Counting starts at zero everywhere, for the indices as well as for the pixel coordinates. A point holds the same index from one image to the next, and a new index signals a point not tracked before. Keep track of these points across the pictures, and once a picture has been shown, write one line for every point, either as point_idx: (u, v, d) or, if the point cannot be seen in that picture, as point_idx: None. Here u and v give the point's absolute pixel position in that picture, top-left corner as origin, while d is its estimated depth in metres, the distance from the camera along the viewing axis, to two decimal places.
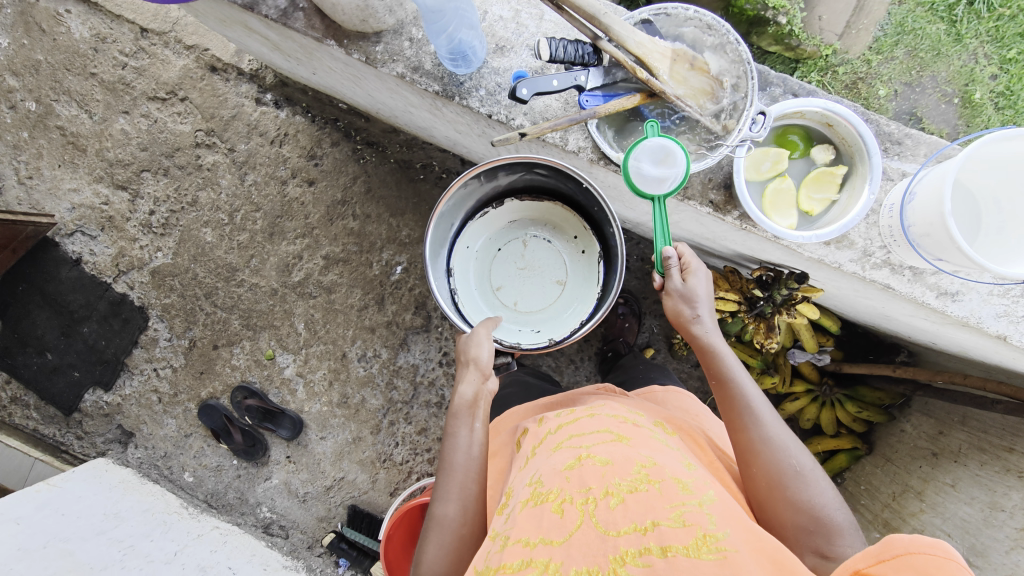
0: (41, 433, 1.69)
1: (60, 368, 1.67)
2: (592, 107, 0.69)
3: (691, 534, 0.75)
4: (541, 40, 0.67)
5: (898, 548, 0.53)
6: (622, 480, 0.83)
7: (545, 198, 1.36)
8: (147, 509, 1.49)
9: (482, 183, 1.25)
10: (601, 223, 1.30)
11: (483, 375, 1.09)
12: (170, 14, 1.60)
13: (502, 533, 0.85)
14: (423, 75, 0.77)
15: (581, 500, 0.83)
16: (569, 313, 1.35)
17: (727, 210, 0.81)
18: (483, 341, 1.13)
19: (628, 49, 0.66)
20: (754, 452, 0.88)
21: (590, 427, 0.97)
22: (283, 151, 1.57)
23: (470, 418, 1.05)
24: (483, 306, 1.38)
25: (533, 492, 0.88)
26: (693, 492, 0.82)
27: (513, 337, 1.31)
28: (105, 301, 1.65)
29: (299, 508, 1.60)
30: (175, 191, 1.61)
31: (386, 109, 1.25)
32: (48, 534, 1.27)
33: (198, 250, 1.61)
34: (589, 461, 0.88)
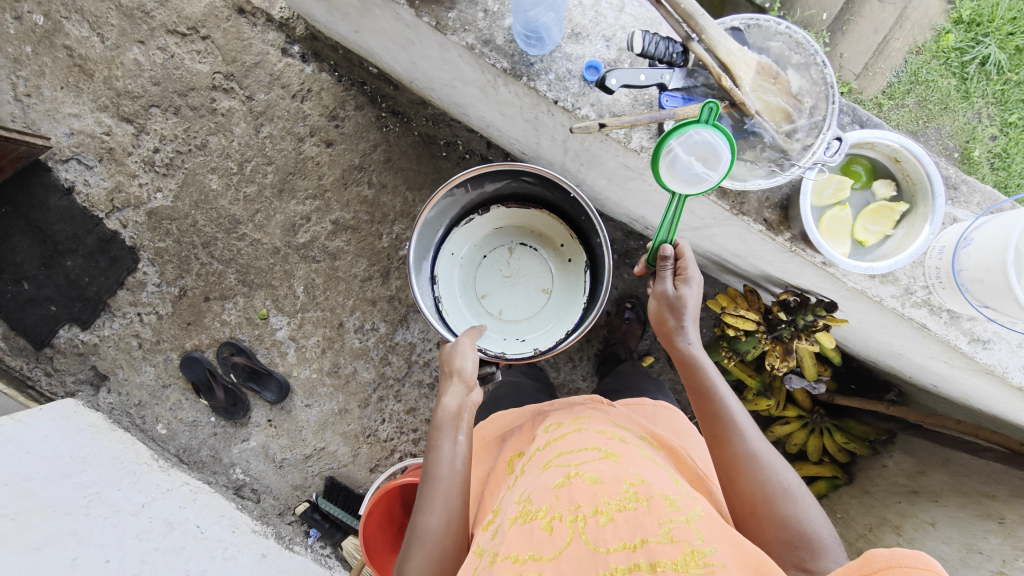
0: (6, 364, 1.61)
1: (35, 300, 1.59)
2: (671, 108, 0.71)
3: (679, 550, 0.68)
4: (636, 32, 0.69)
5: (879, 563, 0.52)
6: (612, 499, 0.78)
7: (532, 205, 1.36)
8: (116, 457, 1.44)
9: (468, 191, 1.26)
10: (588, 233, 1.31)
11: (466, 384, 1.05)
12: None
13: (490, 551, 0.79)
14: (493, 50, 0.75)
15: (570, 518, 0.77)
16: (553, 322, 1.37)
17: (780, 229, 0.81)
18: (467, 348, 1.09)
19: (717, 55, 0.66)
20: (737, 468, 0.87)
21: (578, 445, 0.93)
22: (304, 107, 1.52)
23: (453, 430, 1.01)
24: (468, 315, 1.38)
25: (522, 509, 0.82)
26: (679, 506, 0.76)
27: (498, 346, 1.32)
28: (94, 235, 1.57)
29: (274, 473, 1.57)
30: (183, 132, 1.54)
31: (424, 80, 1.21)
32: (11, 471, 1.21)
33: (201, 196, 1.55)
34: (578, 479, 0.84)
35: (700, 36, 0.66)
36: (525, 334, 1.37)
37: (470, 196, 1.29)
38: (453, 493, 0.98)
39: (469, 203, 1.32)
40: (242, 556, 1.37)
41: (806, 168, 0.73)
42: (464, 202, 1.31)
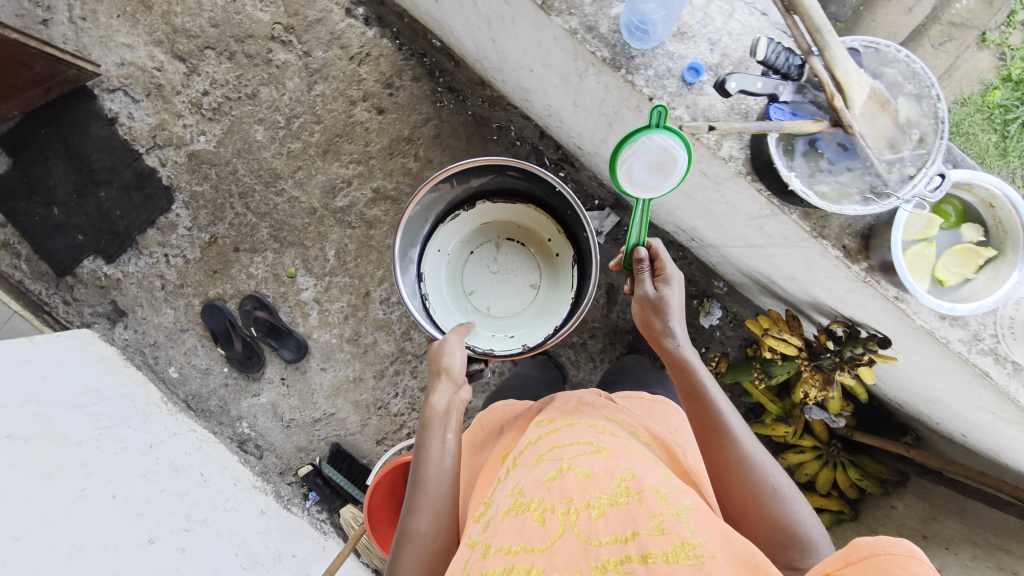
0: (26, 287, 1.60)
1: (63, 226, 1.57)
2: (777, 121, 0.65)
3: (669, 541, 0.64)
4: (761, 39, 0.61)
5: (865, 551, 0.46)
6: (603, 494, 0.75)
7: (517, 200, 1.34)
8: (127, 394, 1.43)
9: (451, 188, 1.25)
10: (574, 227, 1.30)
11: (455, 382, 1.04)
12: None
13: (479, 543, 0.75)
14: (596, 38, 0.72)
15: (562, 510, 0.74)
16: (541, 317, 1.34)
17: (858, 258, 0.74)
18: (455, 347, 1.08)
19: (835, 74, 0.60)
20: (726, 468, 0.80)
21: (570, 439, 0.89)
22: (361, 71, 1.50)
23: (443, 429, 1.00)
24: (455, 312, 1.36)
25: (514, 502, 0.78)
26: (669, 498, 0.73)
27: (484, 342, 1.29)
28: (132, 170, 1.55)
29: (280, 432, 1.56)
30: (235, 79, 1.52)
31: (492, 60, 1.19)
32: (26, 393, 1.20)
33: (244, 146, 1.53)
34: (569, 472, 0.80)
35: (823, 53, 0.59)
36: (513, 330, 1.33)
37: (457, 193, 1.28)
38: (443, 492, 0.95)
39: (454, 199, 1.31)
40: (241, 509, 1.38)
41: (904, 202, 0.66)
42: (449, 197, 1.30)
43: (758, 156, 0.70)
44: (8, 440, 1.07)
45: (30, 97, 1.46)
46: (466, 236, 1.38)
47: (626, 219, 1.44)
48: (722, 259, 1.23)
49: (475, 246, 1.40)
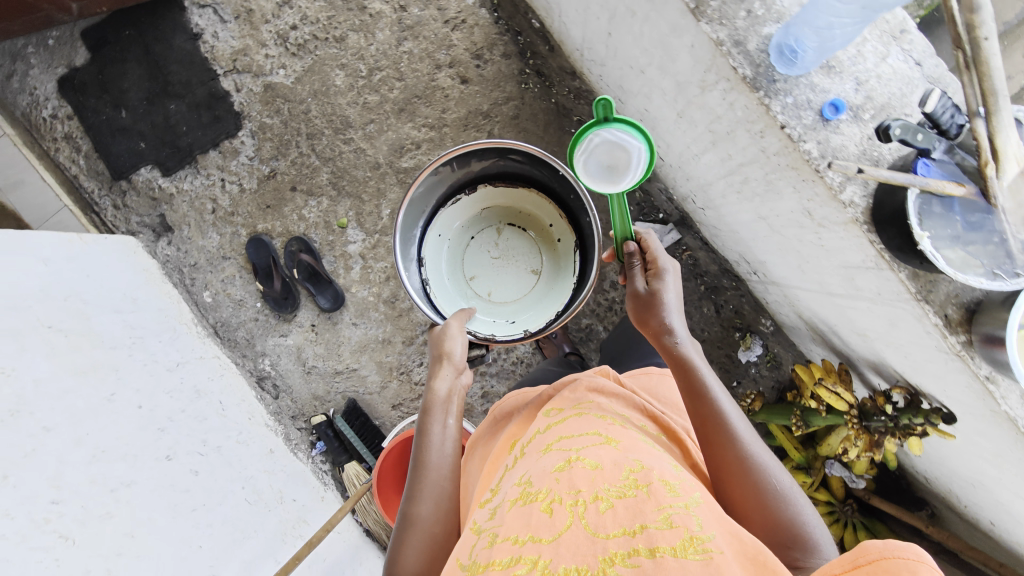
0: (81, 183, 1.60)
1: (128, 131, 1.57)
2: (922, 176, 0.63)
3: (678, 535, 0.60)
4: (935, 91, 0.60)
5: (873, 555, 0.45)
6: (612, 486, 0.70)
7: (520, 183, 1.26)
8: (161, 309, 1.43)
9: (452, 170, 1.17)
10: (575, 214, 1.22)
11: (457, 369, 0.97)
12: None
13: (488, 531, 0.71)
14: (741, 54, 0.69)
15: (570, 501, 0.69)
16: (544, 303, 1.25)
17: (958, 330, 0.71)
18: (460, 332, 1.01)
19: (994, 139, 0.59)
20: (726, 466, 0.73)
21: (579, 428, 0.83)
22: (452, 36, 1.47)
23: (443, 414, 0.92)
24: (456, 298, 1.27)
25: (522, 492, 0.74)
26: (678, 490, 0.68)
27: (484, 327, 1.21)
28: (206, 89, 1.54)
29: (300, 377, 1.57)
30: (326, 19, 1.50)
31: (596, 52, 1.16)
32: (72, 288, 1.20)
33: (322, 88, 1.52)
34: (578, 462, 0.75)
35: (989, 115, 0.58)
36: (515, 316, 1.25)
37: (457, 177, 1.21)
38: (445, 483, 0.89)
39: (454, 184, 1.24)
40: (252, 445, 1.39)
41: None
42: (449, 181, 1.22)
43: (882, 205, 0.67)
44: (47, 333, 1.07)
45: None
46: (468, 221, 1.30)
47: (687, 238, 1.41)
48: (782, 299, 1.21)
49: (476, 231, 1.32)
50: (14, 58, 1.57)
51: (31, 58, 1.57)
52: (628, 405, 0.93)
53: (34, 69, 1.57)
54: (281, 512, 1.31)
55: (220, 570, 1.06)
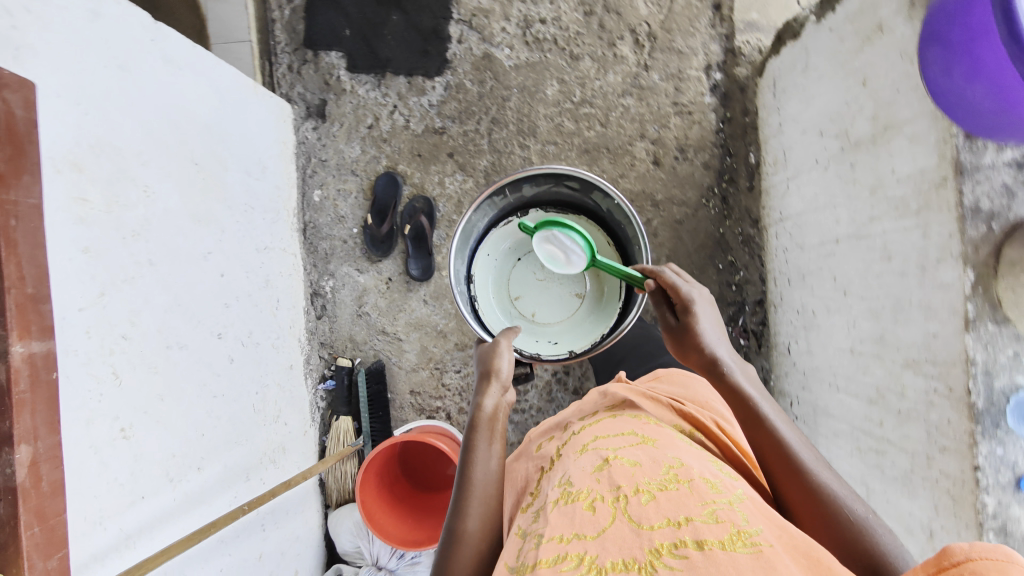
0: (273, 29, 1.57)
1: (342, 12, 1.54)
2: None
3: (725, 529, 0.58)
4: None
5: (958, 559, 0.40)
6: (652, 476, 0.68)
7: (572, 210, 1.20)
8: (276, 188, 1.42)
9: (505, 194, 1.12)
10: (625, 243, 1.15)
11: (504, 385, 0.93)
12: None
13: (533, 531, 0.68)
14: (985, 386, 0.67)
15: (612, 498, 0.67)
16: (591, 327, 1.16)
17: None
18: (507, 349, 0.96)
19: None
20: (790, 484, 0.71)
21: (615, 427, 0.81)
22: (672, 120, 1.46)
23: (491, 432, 0.89)
24: (500, 319, 1.18)
25: (561, 490, 0.71)
26: (722, 488, 0.65)
27: (527, 349, 1.12)
28: (434, 22, 1.51)
29: (349, 314, 1.56)
30: (575, 33, 1.48)
31: (802, 234, 1.15)
32: (225, 137, 1.20)
33: (531, 87, 1.50)
34: (616, 460, 0.72)
35: None
36: (559, 338, 1.16)
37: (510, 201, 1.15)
38: (490, 496, 0.86)
39: (504, 206, 1.18)
40: (281, 353, 1.38)
41: None
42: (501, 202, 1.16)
43: None
44: (187, 171, 1.06)
45: None
46: (517, 242, 1.21)
47: None
48: None
49: (525, 253, 1.22)
50: None
51: None
52: (655, 400, 0.87)
53: None
54: (271, 430, 1.31)
55: (206, 468, 1.06)
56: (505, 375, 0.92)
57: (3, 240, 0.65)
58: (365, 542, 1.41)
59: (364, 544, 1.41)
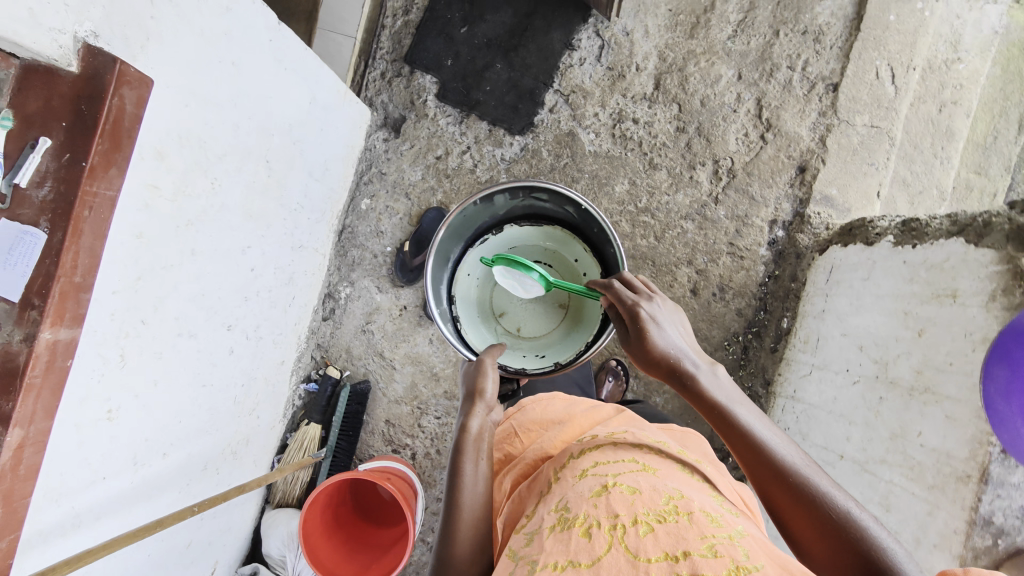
0: (379, 34, 1.57)
1: (451, 43, 1.55)
2: None
3: (724, 564, 0.57)
4: None
5: None
6: (651, 511, 0.67)
7: (546, 222, 1.21)
8: (329, 190, 1.42)
9: (476, 209, 1.15)
10: (601, 246, 1.15)
11: (488, 406, 0.96)
12: (875, 109, 1.42)
13: (529, 551, 0.68)
14: None
15: (609, 527, 0.65)
16: (579, 336, 1.13)
17: None
18: (492, 370, 0.98)
19: None
20: (781, 495, 0.71)
21: (616, 457, 0.81)
22: (723, 258, 1.47)
23: (474, 454, 0.90)
24: (484, 336, 1.18)
25: (558, 517, 0.70)
26: (717, 521, 0.65)
27: (514, 365, 1.11)
28: (532, 84, 1.52)
29: (354, 327, 1.56)
30: (660, 143, 1.49)
31: (809, 426, 1.16)
32: (301, 138, 1.20)
33: (601, 178, 1.51)
34: (616, 489, 0.71)
35: None
36: (545, 352, 1.15)
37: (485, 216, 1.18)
38: (479, 520, 0.86)
39: (478, 223, 1.20)
40: (277, 349, 1.38)
41: None
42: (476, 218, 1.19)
43: None
44: (255, 168, 1.06)
45: None
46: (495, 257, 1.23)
47: None
48: None
49: None
50: None
51: None
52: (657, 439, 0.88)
53: None
54: (243, 423, 1.30)
55: (171, 455, 1.05)
56: (488, 398, 0.94)
57: (70, 230, 0.65)
58: (292, 555, 1.39)
59: (290, 558, 1.40)
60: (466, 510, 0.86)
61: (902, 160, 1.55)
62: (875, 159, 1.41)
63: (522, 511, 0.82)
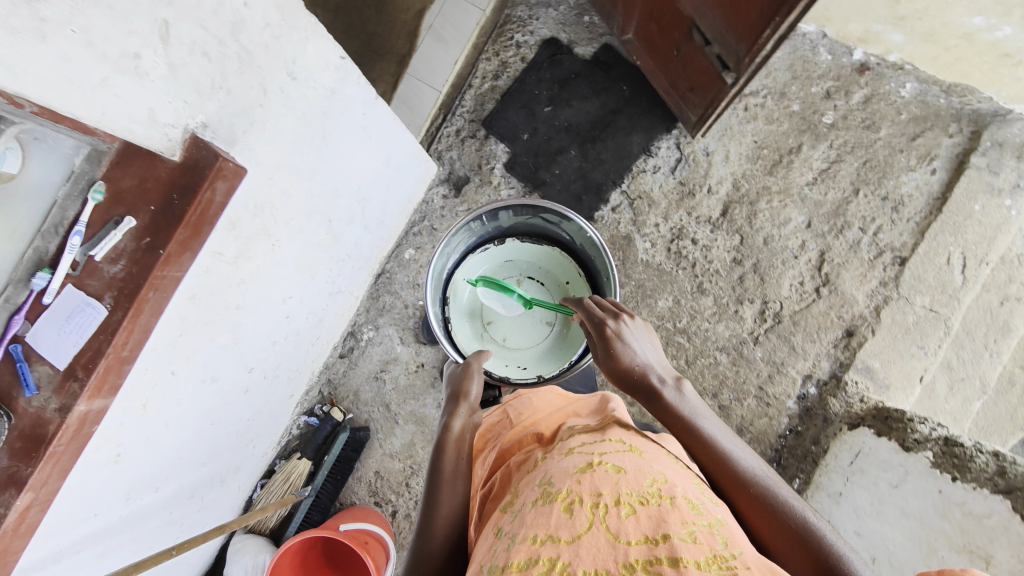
0: (464, 91, 1.55)
1: (532, 118, 1.53)
2: None
3: (704, 551, 0.52)
4: None
5: None
6: (633, 488, 0.60)
7: (546, 241, 1.31)
8: (379, 240, 1.43)
9: (482, 220, 1.25)
10: (593, 270, 1.26)
11: (471, 407, 0.99)
12: (938, 292, 1.38)
13: (509, 532, 0.63)
14: None
15: (592, 503, 0.59)
16: (562, 353, 1.23)
17: None
18: (477, 374, 1.05)
19: None
20: (744, 497, 0.71)
21: (599, 434, 0.75)
22: (750, 399, 1.44)
23: (455, 451, 0.91)
24: (472, 343, 1.27)
25: (541, 492, 0.65)
26: (700, 508, 0.60)
27: (497, 372, 1.20)
28: (602, 179, 1.51)
29: (367, 371, 1.55)
30: (713, 270, 1.48)
31: None
32: (366, 198, 1.20)
33: (647, 289, 1.49)
34: (600, 465, 0.65)
35: None
36: (526, 364, 1.24)
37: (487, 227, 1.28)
38: (459, 509, 0.84)
39: (482, 234, 1.30)
40: (290, 384, 1.37)
41: None
42: (479, 229, 1.28)
43: None
44: (316, 229, 1.06)
45: (663, 73, 1.38)
46: (492, 268, 1.33)
47: None
48: None
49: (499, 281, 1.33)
50: None
51: (562, 2, 1.53)
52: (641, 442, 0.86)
53: (552, 9, 1.53)
54: (238, 453, 1.29)
55: (161, 489, 1.03)
56: (467, 401, 1.00)
57: (131, 310, 0.65)
58: None
59: None
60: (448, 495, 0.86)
61: (950, 343, 1.51)
62: (926, 343, 1.38)
63: (503, 486, 0.78)
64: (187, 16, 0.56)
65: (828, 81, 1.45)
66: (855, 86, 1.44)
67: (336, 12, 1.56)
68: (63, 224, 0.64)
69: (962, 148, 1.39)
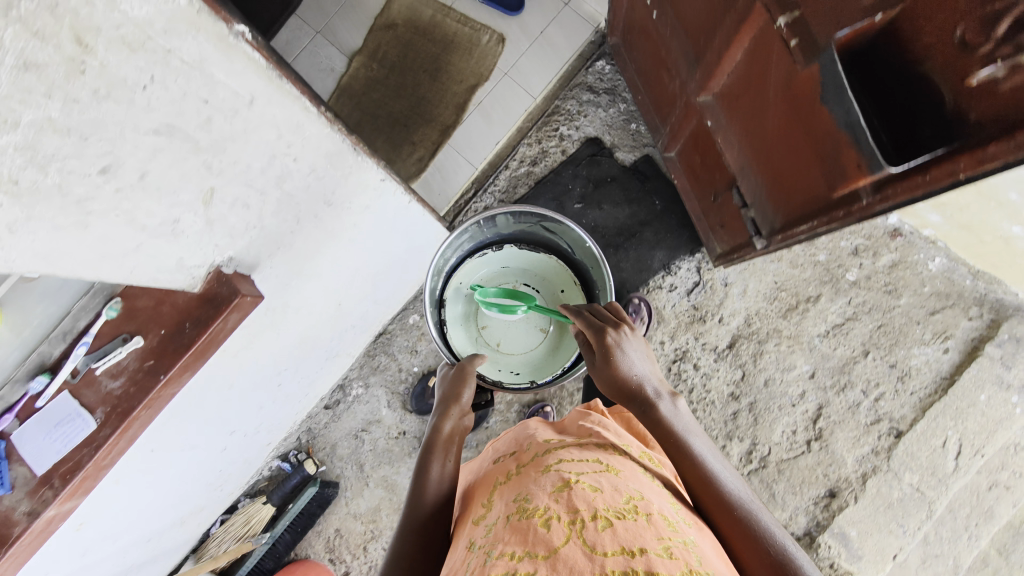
0: (499, 173, 1.54)
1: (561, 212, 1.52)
2: None
3: (679, 565, 0.51)
4: None
5: None
6: (608, 505, 0.58)
7: (543, 249, 1.28)
8: (387, 308, 1.43)
9: (483, 224, 1.21)
10: (589, 281, 1.24)
11: (462, 411, 0.95)
12: (927, 473, 1.37)
13: (483, 548, 0.59)
14: None
15: (569, 520, 0.56)
16: (554, 361, 1.21)
17: None
18: (471, 379, 1.02)
19: None
20: (727, 522, 0.67)
21: (578, 454, 0.71)
22: None
23: (442, 455, 0.87)
24: (467, 343, 1.24)
25: (518, 509, 0.61)
26: (674, 529, 0.59)
27: (490, 376, 1.18)
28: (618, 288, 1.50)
29: (349, 427, 1.54)
30: (710, 400, 1.46)
31: None
32: (382, 278, 1.21)
33: None
34: (576, 483, 0.62)
35: None
36: (521, 371, 1.22)
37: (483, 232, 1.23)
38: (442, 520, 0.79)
39: (480, 238, 1.26)
40: (270, 435, 1.36)
41: None
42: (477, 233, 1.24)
43: None
44: (324, 312, 1.06)
45: (697, 202, 1.38)
46: (487, 270, 1.28)
47: None
48: None
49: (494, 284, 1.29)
50: (610, 87, 1.53)
51: (613, 103, 1.53)
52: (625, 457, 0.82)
53: (602, 109, 1.53)
54: (203, 498, 1.28)
55: (117, 540, 1.02)
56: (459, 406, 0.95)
57: (118, 429, 0.64)
58: None
59: None
60: (429, 510, 0.80)
61: None
62: (905, 521, 1.37)
63: (481, 500, 0.74)
64: (235, 180, 0.57)
65: (859, 238, 1.44)
66: (884, 249, 1.43)
67: (392, 69, 1.58)
68: (71, 331, 0.65)
69: (979, 333, 1.38)
